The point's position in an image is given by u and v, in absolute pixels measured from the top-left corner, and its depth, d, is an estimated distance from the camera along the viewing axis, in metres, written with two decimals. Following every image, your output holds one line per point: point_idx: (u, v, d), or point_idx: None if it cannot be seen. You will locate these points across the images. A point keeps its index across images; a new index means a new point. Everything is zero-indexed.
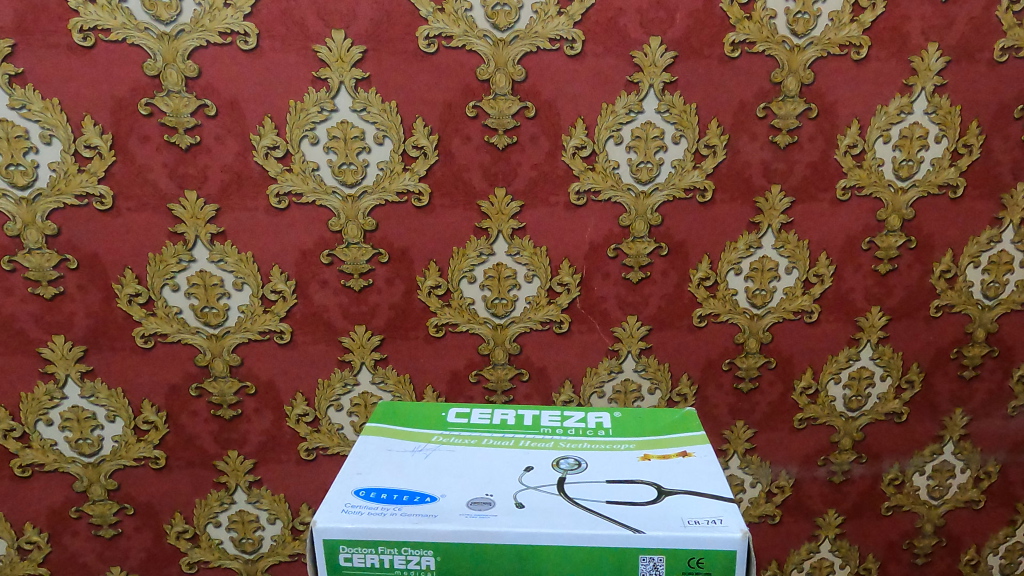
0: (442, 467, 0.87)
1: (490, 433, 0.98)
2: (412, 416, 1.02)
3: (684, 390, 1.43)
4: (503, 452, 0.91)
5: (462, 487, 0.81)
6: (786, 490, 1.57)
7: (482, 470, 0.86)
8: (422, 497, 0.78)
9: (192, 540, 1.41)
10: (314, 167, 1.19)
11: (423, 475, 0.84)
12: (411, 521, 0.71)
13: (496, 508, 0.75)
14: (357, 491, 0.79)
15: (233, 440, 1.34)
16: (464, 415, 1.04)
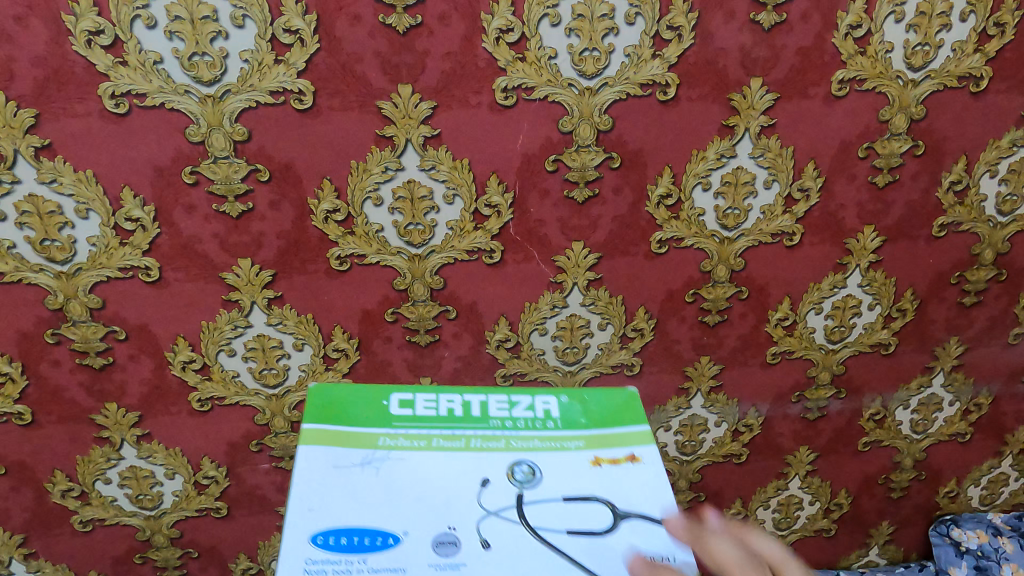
0: (375, 518, 0.51)
1: (440, 439, 0.57)
2: (345, 412, 0.59)
3: (640, 325, 1.23)
4: (457, 469, 0.55)
5: (426, 514, 0.52)
6: (755, 428, 1.42)
7: (434, 489, 0.54)
8: (374, 539, 0.50)
9: (81, 497, 1.25)
10: (156, 59, 0.91)
11: (354, 513, 0.51)
12: None
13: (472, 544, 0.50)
14: (319, 536, 0.50)
15: (110, 391, 1.15)
16: (403, 405, 0.61)
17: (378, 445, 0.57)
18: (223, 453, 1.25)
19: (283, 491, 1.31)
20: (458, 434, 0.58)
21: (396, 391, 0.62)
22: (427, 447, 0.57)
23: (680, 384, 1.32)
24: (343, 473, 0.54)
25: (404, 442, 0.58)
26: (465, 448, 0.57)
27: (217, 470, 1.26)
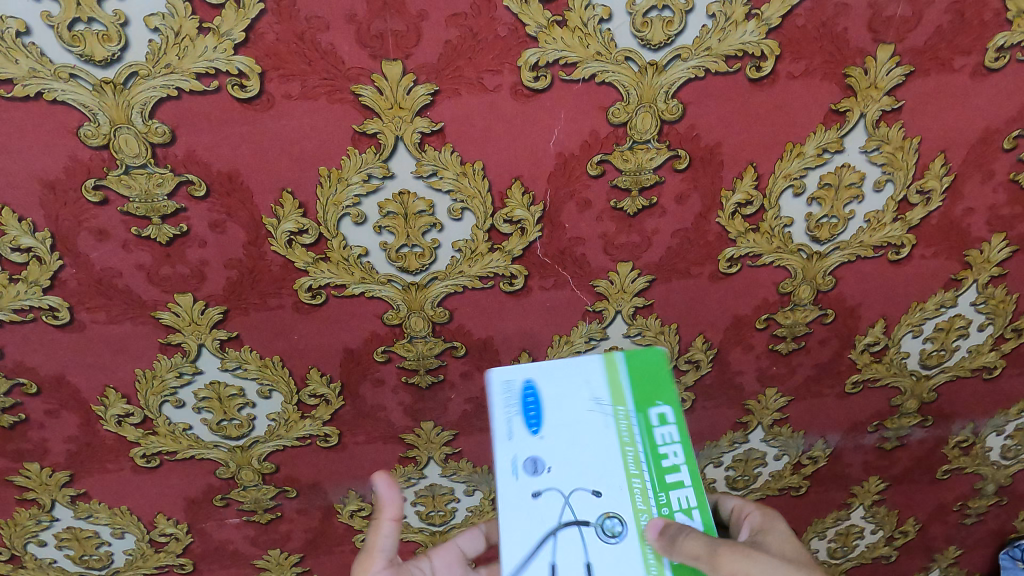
0: (563, 423, 0.65)
1: (620, 458, 0.64)
2: (653, 378, 0.68)
3: (697, 356, 0.98)
4: (610, 473, 0.63)
5: (581, 459, 0.63)
6: (820, 460, 1.18)
7: (579, 476, 0.62)
8: (542, 425, 0.65)
9: (12, 560, 1.03)
10: (20, 29, 0.61)
11: (555, 416, 0.65)
12: (516, 424, 0.65)
13: (538, 482, 0.62)
14: (523, 381, 0.67)
15: (29, 450, 0.91)
16: (652, 415, 0.66)
17: (639, 407, 0.67)
18: (181, 510, 1.02)
19: (258, 544, 1.09)
20: (643, 467, 0.64)
21: (669, 406, 0.67)
22: (621, 457, 0.64)
23: (738, 418, 1.08)
24: (610, 396, 0.67)
25: (624, 433, 0.65)
26: (605, 486, 0.63)
27: (176, 527, 1.04)
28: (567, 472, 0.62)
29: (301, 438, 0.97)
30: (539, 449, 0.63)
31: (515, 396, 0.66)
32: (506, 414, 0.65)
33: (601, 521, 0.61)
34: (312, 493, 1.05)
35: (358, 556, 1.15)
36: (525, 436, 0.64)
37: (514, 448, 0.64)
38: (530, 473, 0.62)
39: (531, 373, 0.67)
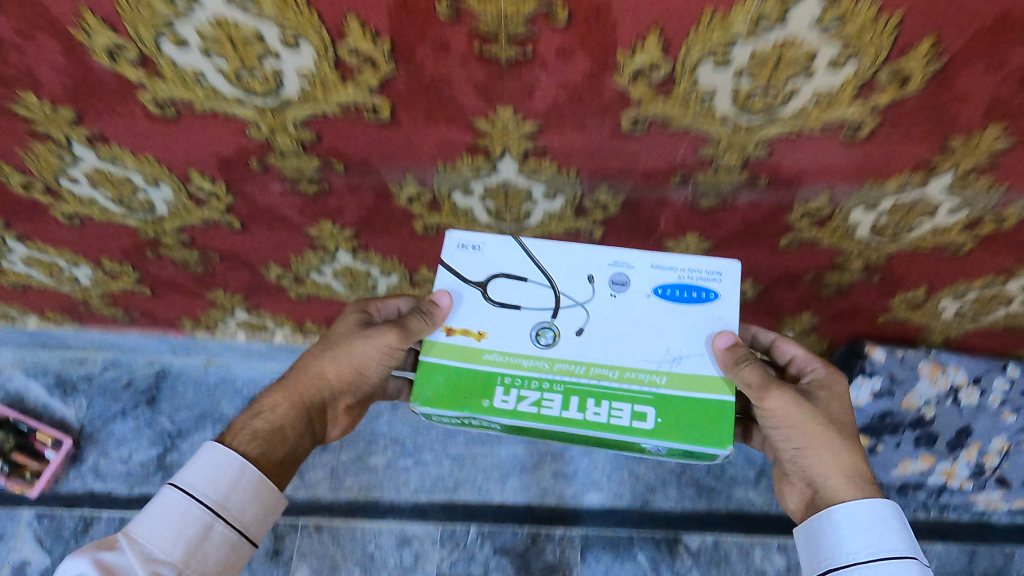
0: (664, 322, 0.91)
1: (612, 363, 0.88)
2: (705, 436, 0.84)
3: (911, 65, 0.65)
4: (616, 353, 0.89)
5: (626, 310, 0.92)
6: (1007, 222, 0.90)
7: (600, 323, 0.91)
8: (666, 289, 0.93)
9: (50, 193, 0.95)
10: None
11: (672, 311, 0.92)
12: (657, 276, 0.94)
13: (610, 288, 0.93)
14: (693, 297, 0.92)
15: (17, 77, 0.74)
16: (649, 411, 0.85)
17: (662, 400, 0.86)
18: (215, 168, 0.88)
19: (307, 214, 0.98)
20: (612, 378, 0.88)
21: (649, 425, 0.85)
22: (614, 365, 0.88)
23: (926, 156, 0.79)
24: (683, 368, 0.89)
25: (644, 375, 0.88)
26: (597, 333, 0.90)
27: (213, 185, 0.91)
28: (619, 296, 0.93)
29: (344, 107, 0.76)
30: (642, 295, 0.93)
31: (693, 278, 0.92)
32: (676, 274, 0.94)
33: (551, 329, 0.91)
34: (363, 170, 0.88)
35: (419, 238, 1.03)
36: (653, 281, 0.93)
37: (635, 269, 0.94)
38: (617, 277, 0.93)
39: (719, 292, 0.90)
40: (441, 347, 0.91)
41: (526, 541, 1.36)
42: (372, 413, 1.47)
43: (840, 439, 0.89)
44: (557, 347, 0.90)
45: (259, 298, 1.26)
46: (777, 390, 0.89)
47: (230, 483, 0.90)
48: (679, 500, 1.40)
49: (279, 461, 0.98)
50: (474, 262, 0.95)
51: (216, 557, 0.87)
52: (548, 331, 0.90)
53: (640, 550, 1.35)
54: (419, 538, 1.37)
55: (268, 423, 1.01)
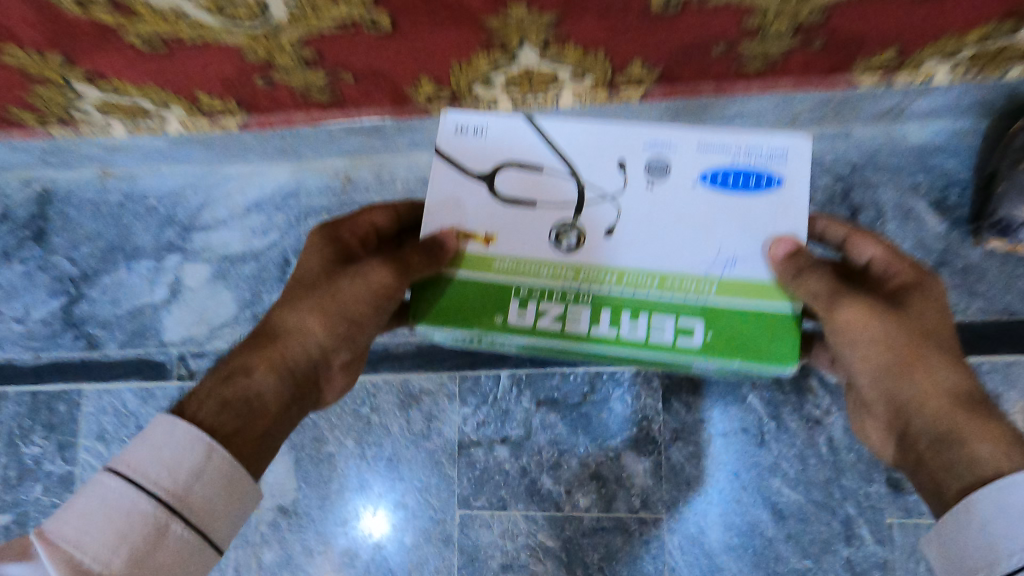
0: (730, 216, 0.75)
1: (651, 267, 0.75)
2: (769, 347, 0.72)
3: None
4: (654, 258, 0.75)
5: (663, 222, 0.76)
6: None
7: (639, 226, 0.76)
8: (717, 172, 0.76)
9: None
10: None
11: (727, 197, 0.76)
12: (700, 154, 0.77)
13: (644, 176, 0.78)
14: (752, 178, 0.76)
15: None
16: (700, 326, 0.73)
17: (710, 311, 0.74)
18: None
19: None
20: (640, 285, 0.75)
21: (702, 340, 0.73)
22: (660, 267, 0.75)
23: None
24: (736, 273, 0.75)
25: (690, 283, 0.75)
26: (634, 233, 0.76)
27: None
28: (660, 184, 0.77)
29: None
30: (689, 181, 0.77)
31: (752, 158, 0.76)
32: (731, 162, 0.76)
33: (572, 231, 0.77)
34: None
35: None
36: (702, 165, 0.77)
37: (678, 156, 0.77)
38: (655, 147, 0.78)
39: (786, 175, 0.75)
40: (476, 257, 0.77)
41: (583, 389, 0.95)
42: None
43: (936, 355, 0.68)
44: (588, 253, 0.76)
45: (100, 62, 0.75)
46: (855, 300, 0.69)
47: (158, 445, 0.59)
48: None
49: (257, 415, 0.68)
50: (477, 148, 0.80)
51: (128, 522, 0.56)
52: (571, 234, 0.77)
53: (750, 389, 0.92)
54: (428, 394, 0.98)
55: (244, 380, 0.70)
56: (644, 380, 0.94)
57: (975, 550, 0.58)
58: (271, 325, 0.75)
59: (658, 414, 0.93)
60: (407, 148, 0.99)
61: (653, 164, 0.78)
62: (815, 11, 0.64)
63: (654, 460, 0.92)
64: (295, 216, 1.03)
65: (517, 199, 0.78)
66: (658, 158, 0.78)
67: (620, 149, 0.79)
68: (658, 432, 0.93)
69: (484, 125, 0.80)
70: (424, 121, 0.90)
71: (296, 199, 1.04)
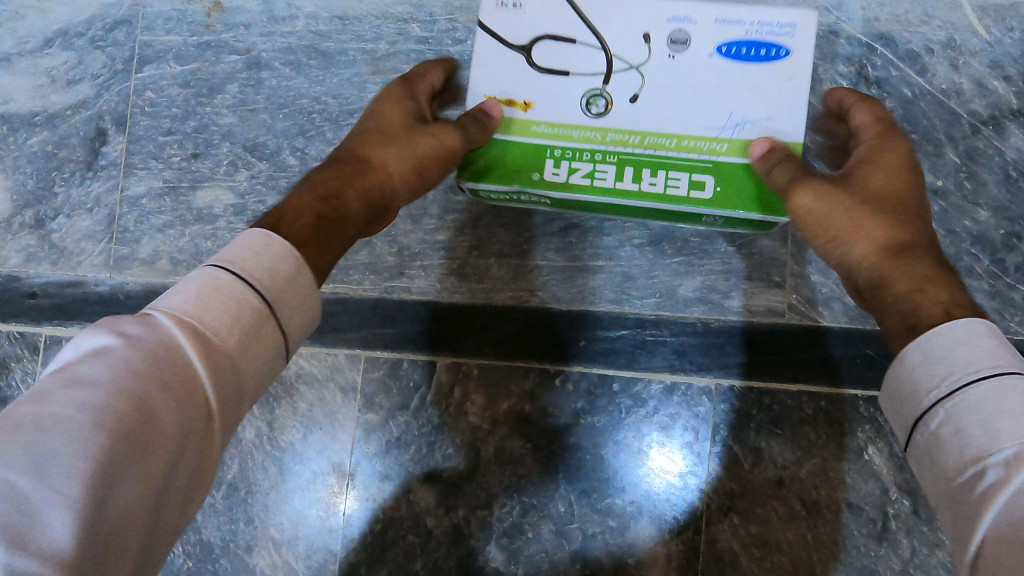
0: (740, 104, 0.44)
1: (656, 133, 0.44)
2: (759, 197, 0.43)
3: None
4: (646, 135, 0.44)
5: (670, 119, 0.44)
6: None
7: (663, 127, 0.44)
8: (733, 48, 0.44)
9: None
10: None
11: (744, 80, 0.44)
12: (706, 22, 0.44)
13: (663, 53, 0.45)
14: (778, 53, 0.44)
15: None
16: (705, 180, 0.44)
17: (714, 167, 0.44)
18: None
19: None
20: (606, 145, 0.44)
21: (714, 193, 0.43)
22: (672, 136, 0.44)
23: None
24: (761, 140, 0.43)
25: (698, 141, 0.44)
26: (653, 109, 0.44)
27: None
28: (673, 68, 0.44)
29: None
30: (699, 58, 0.44)
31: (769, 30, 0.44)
32: (747, 32, 0.44)
33: (603, 99, 0.44)
34: None
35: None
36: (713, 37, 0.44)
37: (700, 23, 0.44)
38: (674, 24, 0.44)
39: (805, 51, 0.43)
40: (515, 120, 0.45)
41: (575, 404, 0.54)
42: (200, 85, 0.60)
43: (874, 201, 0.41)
44: (614, 119, 0.44)
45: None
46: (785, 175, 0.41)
47: (234, 245, 0.34)
48: (995, 316, 0.52)
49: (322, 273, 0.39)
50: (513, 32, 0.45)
51: (229, 321, 0.32)
52: (603, 99, 0.45)
53: (870, 436, 0.52)
54: (318, 387, 0.57)
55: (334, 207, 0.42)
56: (681, 399, 0.54)
57: (911, 374, 0.34)
58: (317, 171, 0.44)
59: (702, 461, 0.53)
60: None
61: (671, 37, 0.44)
62: None
63: (685, 541, 0.52)
64: (121, 59, 0.61)
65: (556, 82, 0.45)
66: (677, 28, 0.44)
67: (635, 10, 0.45)
68: (696, 493, 0.53)
69: None
70: None
71: (126, 32, 0.61)
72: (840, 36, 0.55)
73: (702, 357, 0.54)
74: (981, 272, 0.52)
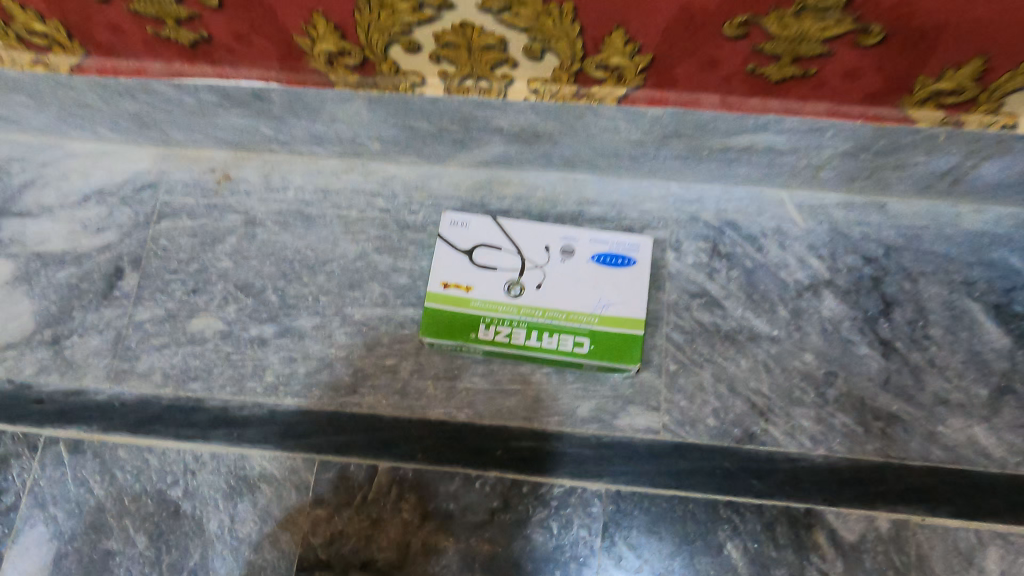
0: (603, 290, 0.68)
1: (552, 307, 0.68)
2: (613, 351, 0.66)
3: None
4: (543, 309, 0.68)
5: (560, 299, 0.68)
6: None
7: (556, 301, 0.68)
8: (602, 257, 0.69)
9: None
10: None
11: (606, 275, 0.69)
12: (584, 242, 0.70)
13: (558, 255, 0.70)
14: (627, 259, 0.69)
15: None
16: (584, 341, 0.67)
17: (586, 330, 0.67)
18: None
19: None
20: (518, 314, 0.68)
21: (583, 348, 0.66)
22: (562, 310, 0.68)
23: None
24: (614, 313, 0.67)
25: (577, 315, 0.67)
26: (550, 292, 0.68)
27: None
28: (563, 265, 0.69)
29: None
30: (581, 260, 0.69)
31: (621, 248, 0.69)
32: (610, 247, 0.70)
33: (519, 283, 0.69)
34: None
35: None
36: (588, 249, 0.70)
37: (582, 241, 0.70)
38: (564, 243, 0.70)
39: (643, 260, 0.69)
40: (459, 296, 0.68)
41: (491, 503, 0.66)
42: (205, 236, 0.76)
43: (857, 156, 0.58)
44: (526, 298, 0.68)
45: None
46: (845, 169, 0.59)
47: None
48: (822, 438, 0.66)
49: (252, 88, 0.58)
50: (462, 242, 0.70)
51: None
52: (518, 285, 0.69)
53: (729, 533, 0.64)
54: (277, 483, 0.67)
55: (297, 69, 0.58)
56: (579, 500, 0.65)
57: None
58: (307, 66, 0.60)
59: (595, 554, 0.64)
60: (308, 145, 0.75)
61: (562, 248, 0.70)
62: None
63: None
64: (144, 214, 0.77)
65: (488, 270, 0.69)
66: (567, 243, 0.70)
67: (541, 232, 0.71)
68: None
69: (475, 216, 0.72)
70: (322, 97, 0.66)
71: (151, 193, 0.78)
72: (699, 221, 0.73)
73: (596, 465, 0.66)
74: (809, 402, 0.67)
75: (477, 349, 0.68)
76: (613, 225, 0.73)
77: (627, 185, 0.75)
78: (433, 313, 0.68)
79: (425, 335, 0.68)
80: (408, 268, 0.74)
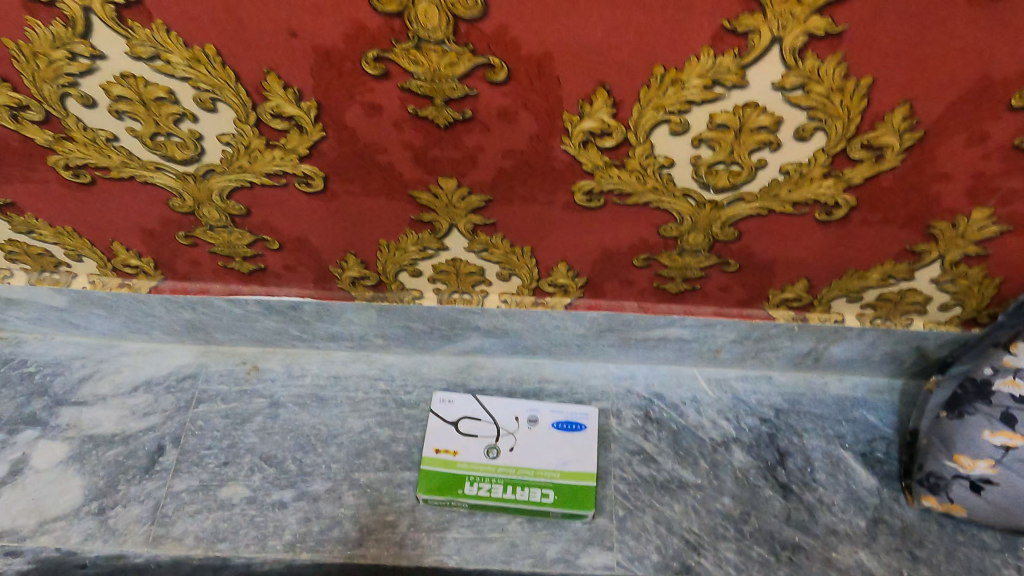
0: (562, 450, 0.87)
1: (522, 465, 0.85)
2: (573, 498, 0.83)
3: None
4: (515, 467, 0.85)
5: (529, 458, 0.86)
6: None
7: (526, 460, 0.86)
8: (560, 424, 0.89)
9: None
10: None
11: (563, 438, 0.88)
12: (545, 412, 0.90)
13: (525, 424, 0.89)
14: (579, 426, 0.89)
15: None
16: (550, 491, 0.84)
17: (550, 483, 0.84)
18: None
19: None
20: (497, 472, 0.85)
21: (549, 497, 0.83)
22: (532, 468, 0.85)
23: None
24: (572, 469, 0.85)
25: (542, 470, 0.85)
26: (520, 453, 0.86)
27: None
28: (530, 431, 0.88)
29: None
30: (543, 427, 0.89)
31: (573, 417, 0.89)
32: (565, 416, 0.90)
33: (495, 447, 0.87)
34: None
35: (288, 32, 0.55)
36: (548, 418, 0.89)
37: (543, 411, 0.89)
38: (530, 414, 0.90)
39: (591, 425, 0.89)
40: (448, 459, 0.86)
41: None
42: (236, 416, 0.93)
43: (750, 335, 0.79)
44: (501, 458, 0.86)
45: (21, 194, 0.74)
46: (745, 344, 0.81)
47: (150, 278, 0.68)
48: (744, 566, 0.82)
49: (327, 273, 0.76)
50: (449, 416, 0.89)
51: None
52: (495, 448, 0.87)
53: None
54: None
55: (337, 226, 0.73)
56: None
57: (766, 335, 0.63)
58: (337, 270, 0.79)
59: None
60: (325, 341, 0.96)
61: (529, 417, 0.89)
62: (725, 224, 0.70)
63: None
64: (184, 400, 0.94)
65: (471, 437, 0.87)
66: (532, 414, 0.90)
67: (511, 405, 0.90)
68: None
69: (459, 395, 0.91)
70: (343, 307, 0.87)
71: (191, 383, 0.95)
72: (633, 393, 0.94)
73: None
74: (731, 536, 0.84)
75: (463, 503, 0.84)
76: (567, 398, 0.93)
77: (576, 366, 0.96)
78: (428, 474, 0.85)
79: (421, 492, 0.84)
80: (404, 438, 0.91)
